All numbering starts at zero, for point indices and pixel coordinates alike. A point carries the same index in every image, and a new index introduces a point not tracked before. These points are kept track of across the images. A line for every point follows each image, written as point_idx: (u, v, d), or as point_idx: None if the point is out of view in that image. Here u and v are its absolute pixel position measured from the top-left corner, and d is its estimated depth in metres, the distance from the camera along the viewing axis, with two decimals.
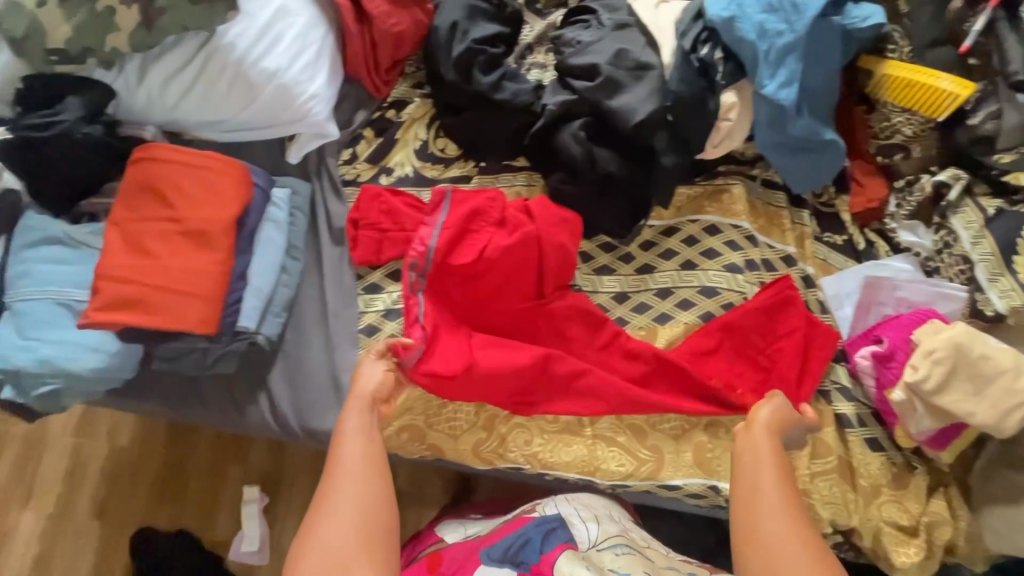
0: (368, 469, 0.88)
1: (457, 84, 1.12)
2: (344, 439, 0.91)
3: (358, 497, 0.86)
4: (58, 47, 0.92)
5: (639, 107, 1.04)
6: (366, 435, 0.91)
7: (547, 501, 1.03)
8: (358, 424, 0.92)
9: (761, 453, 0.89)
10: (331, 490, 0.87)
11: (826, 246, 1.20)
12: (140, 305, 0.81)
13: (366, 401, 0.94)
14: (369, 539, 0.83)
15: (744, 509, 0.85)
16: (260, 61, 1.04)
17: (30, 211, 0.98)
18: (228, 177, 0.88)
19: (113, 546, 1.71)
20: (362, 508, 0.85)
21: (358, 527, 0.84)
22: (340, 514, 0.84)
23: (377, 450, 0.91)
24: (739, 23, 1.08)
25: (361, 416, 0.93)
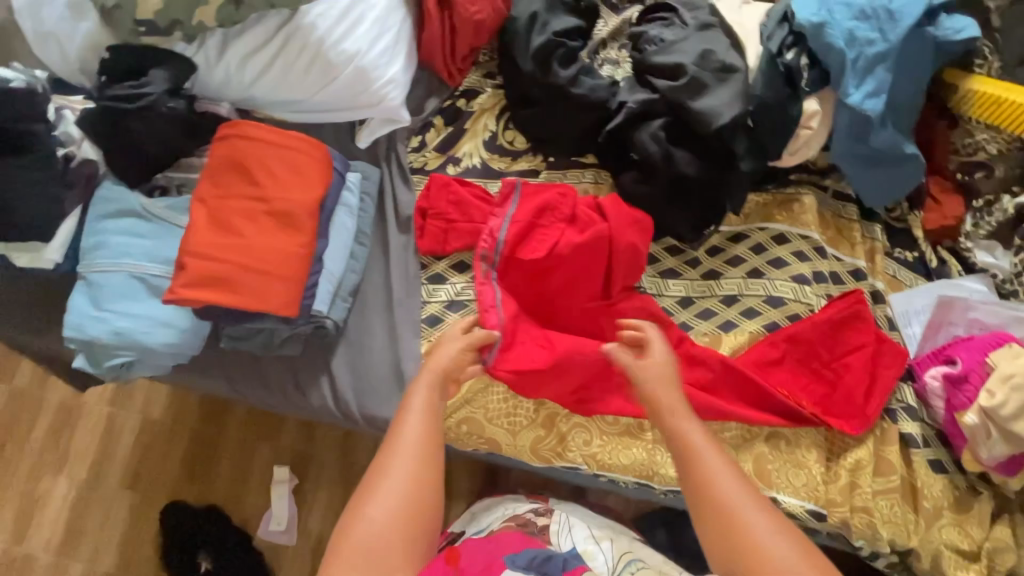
0: (425, 448, 0.86)
1: (534, 75, 1.10)
2: (409, 414, 0.89)
3: (411, 476, 0.83)
4: (147, 18, 0.92)
5: (722, 110, 1.02)
6: (430, 411, 0.90)
7: (562, 532, 0.97)
8: (426, 401, 0.91)
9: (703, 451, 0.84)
10: (387, 466, 0.84)
11: (896, 262, 1.17)
12: (225, 284, 0.80)
13: (439, 377, 0.93)
14: (414, 519, 0.81)
15: (721, 525, 0.77)
16: (340, 42, 1.02)
17: (105, 181, 0.97)
18: (313, 158, 0.87)
19: (143, 517, 1.72)
20: (412, 487, 0.83)
21: (406, 507, 0.81)
22: (390, 491, 0.82)
23: (438, 429, 0.89)
24: (829, 29, 1.05)
25: (429, 391, 0.92)
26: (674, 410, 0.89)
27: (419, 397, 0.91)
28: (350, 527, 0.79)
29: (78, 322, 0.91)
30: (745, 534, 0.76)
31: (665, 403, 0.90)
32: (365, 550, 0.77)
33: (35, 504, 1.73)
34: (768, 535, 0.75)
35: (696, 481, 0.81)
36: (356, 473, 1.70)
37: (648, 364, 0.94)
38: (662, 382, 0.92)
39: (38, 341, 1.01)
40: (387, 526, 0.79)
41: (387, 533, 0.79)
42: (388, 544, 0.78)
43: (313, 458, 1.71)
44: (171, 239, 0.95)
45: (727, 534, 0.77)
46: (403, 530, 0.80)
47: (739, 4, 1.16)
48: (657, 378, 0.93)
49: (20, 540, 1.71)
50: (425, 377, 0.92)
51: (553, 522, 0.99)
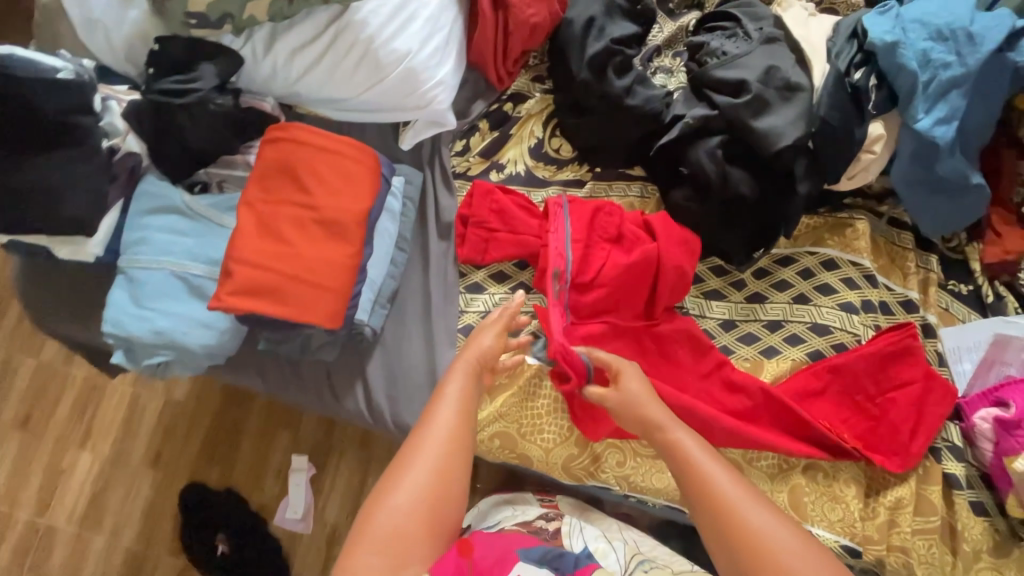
0: (455, 441, 0.84)
1: (588, 83, 1.05)
2: (441, 403, 0.87)
3: (438, 465, 0.82)
4: (198, 11, 0.88)
5: (785, 132, 0.98)
6: (463, 403, 0.88)
7: (573, 533, 0.96)
8: (461, 392, 0.89)
9: (702, 463, 0.82)
10: (415, 455, 0.83)
11: (950, 294, 1.13)
12: (271, 293, 0.78)
13: (475, 369, 0.92)
14: (439, 510, 0.80)
15: (734, 539, 0.75)
16: (391, 41, 0.99)
17: (149, 176, 0.95)
18: (363, 165, 0.84)
19: (164, 496, 1.74)
20: (439, 477, 0.81)
21: (431, 497, 0.80)
22: (418, 479, 0.80)
23: (469, 422, 0.87)
24: (903, 49, 1.00)
25: (465, 382, 0.90)
26: (661, 425, 0.87)
27: (455, 387, 0.88)
28: (373, 512, 0.78)
29: (119, 319, 0.90)
30: (759, 544, 0.74)
31: (654, 415, 0.88)
32: (390, 536, 0.77)
33: (59, 477, 1.76)
34: (784, 545, 0.73)
35: (699, 493, 0.80)
36: (374, 466, 1.70)
37: (625, 389, 0.90)
38: (641, 400, 0.89)
39: (76, 331, 1.01)
40: (412, 514, 0.78)
41: (411, 522, 0.78)
42: (413, 532, 0.78)
43: (331, 450, 1.71)
44: (212, 238, 0.93)
45: (742, 549, 0.74)
46: (427, 519, 0.79)
47: (806, 15, 1.10)
48: (640, 387, 0.91)
49: (44, 511, 1.74)
50: (461, 367, 0.91)
51: (565, 524, 0.98)
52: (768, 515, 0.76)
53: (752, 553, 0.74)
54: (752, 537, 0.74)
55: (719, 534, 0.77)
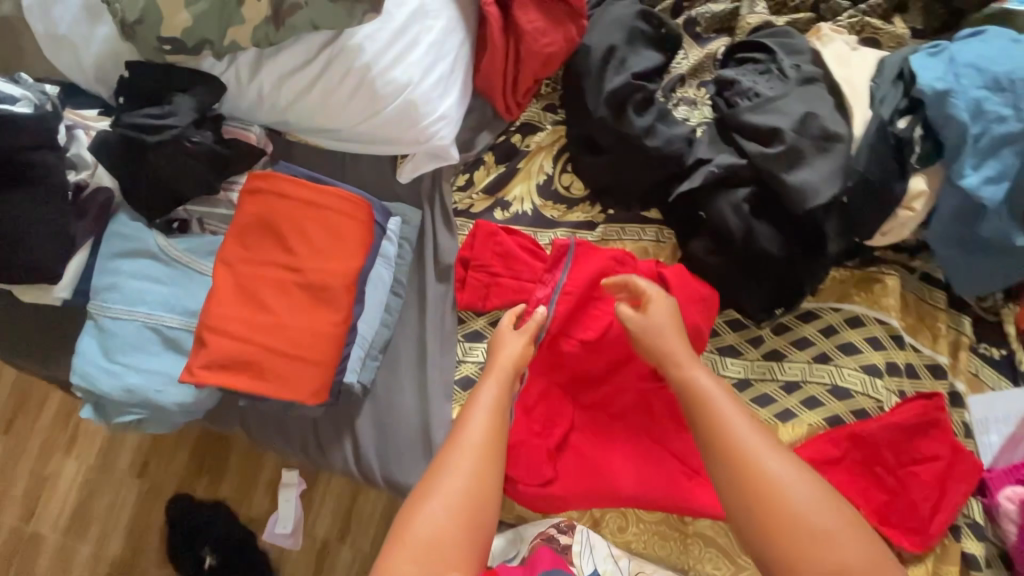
0: (492, 447, 0.75)
1: (606, 121, 0.96)
2: (473, 410, 0.78)
3: (475, 476, 0.73)
4: (174, 36, 0.78)
5: (820, 189, 0.89)
6: (498, 409, 0.79)
7: (584, 554, 0.93)
8: (495, 400, 0.80)
9: (721, 407, 0.73)
10: (448, 460, 0.74)
11: (980, 359, 1.06)
12: (250, 368, 0.71)
13: (509, 374, 0.82)
14: (476, 518, 0.71)
15: (752, 491, 0.66)
16: (389, 70, 0.89)
17: (119, 214, 0.87)
18: (353, 219, 0.76)
19: (149, 507, 1.62)
20: (475, 483, 0.72)
21: (466, 505, 0.71)
22: (454, 485, 0.71)
23: (504, 430, 0.78)
24: (954, 99, 0.90)
25: (501, 389, 0.81)
26: (680, 361, 0.80)
27: (490, 393, 0.80)
28: (408, 523, 0.70)
29: (87, 372, 0.83)
30: (780, 498, 0.65)
31: (677, 353, 0.81)
32: (426, 541, 0.68)
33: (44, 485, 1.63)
34: (805, 502, 0.65)
35: (717, 440, 0.70)
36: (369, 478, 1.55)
37: (651, 319, 0.84)
38: (665, 331, 0.83)
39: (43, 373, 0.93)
40: (449, 526, 0.69)
41: (447, 532, 0.69)
42: (447, 543, 0.69)
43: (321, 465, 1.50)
44: (190, 287, 0.85)
45: (759, 501, 0.66)
46: (464, 527, 0.70)
47: (848, 51, 1.00)
48: (667, 317, 0.84)
49: (28, 518, 1.64)
50: (495, 374, 0.82)
51: (574, 542, 0.94)
52: (788, 465, 0.68)
53: (774, 511, 0.65)
54: (771, 495, 0.65)
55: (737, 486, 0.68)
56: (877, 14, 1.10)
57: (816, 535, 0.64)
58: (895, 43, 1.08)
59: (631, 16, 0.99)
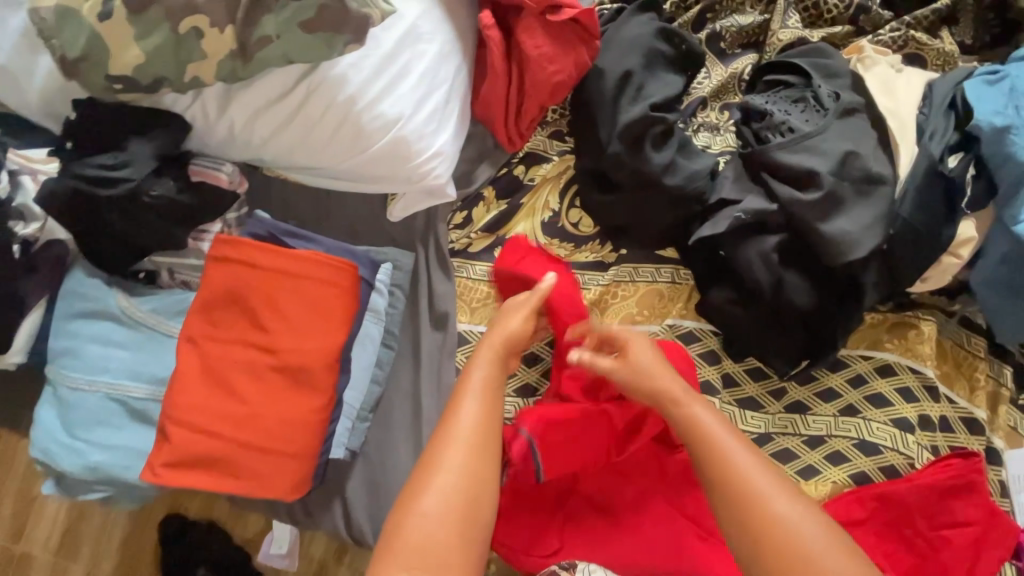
0: (487, 435, 0.67)
1: (620, 156, 0.86)
2: (464, 395, 0.70)
3: (470, 465, 0.64)
4: (124, 74, 0.67)
5: (859, 240, 0.80)
6: (490, 390, 0.71)
7: None
8: (487, 379, 0.72)
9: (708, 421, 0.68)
10: (438, 457, 0.65)
11: (1021, 412, 0.98)
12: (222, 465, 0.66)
13: (501, 352, 0.74)
14: (474, 508, 0.62)
15: (734, 505, 0.62)
16: (376, 104, 0.78)
17: (76, 269, 0.78)
18: (334, 287, 0.67)
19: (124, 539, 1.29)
20: (469, 480, 0.64)
21: (464, 496, 0.63)
22: (450, 483, 0.63)
23: (496, 414, 0.69)
24: (1016, 135, 0.80)
25: (493, 366, 0.73)
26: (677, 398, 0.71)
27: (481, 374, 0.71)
28: (401, 534, 0.60)
29: (46, 446, 0.75)
30: (780, 538, 0.59)
31: (671, 389, 0.72)
32: (421, 552, 0.59)
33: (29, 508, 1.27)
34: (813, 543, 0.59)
35: (715, 475, 0.64)
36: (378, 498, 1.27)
37: (632, 363, 0.75)
38: (654, 370, 0.74)
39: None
40: (447, 527, 0.61)
41: (448, 532, 0.61)
42: (447, 541, 0.60)
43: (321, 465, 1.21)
44: (157, 352, 0.76)
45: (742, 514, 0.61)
46: (460, 531, 0.61)
47: (893, 75, 0.89)
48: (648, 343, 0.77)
49: None
50: (482, 355, 0.73)
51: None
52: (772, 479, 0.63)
53: (756, 529, 0.60)
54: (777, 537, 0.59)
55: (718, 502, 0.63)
56: (923, 26, 0.98)
57: (800, 556, 0.58)
58: (942, 61, 0.96)
59: (649, 35, 0.88)
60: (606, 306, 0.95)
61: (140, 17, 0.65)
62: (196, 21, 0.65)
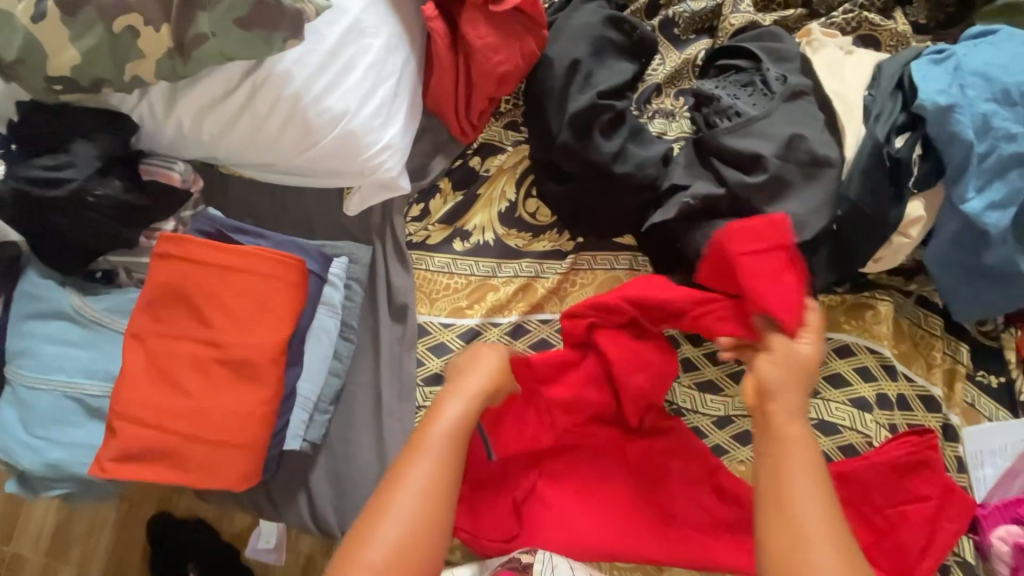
0: (439, 490, 0.66)
1: (570, 145, 0.86)
2: (430, 432, 0.69)
3: (419, 519, 0.64)
4: (64, 76, 0.68)
5: (806, 223, 0.82)
6: (456, 438, 0.69)
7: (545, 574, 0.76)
8: (458, 423, 0.70)
9: (796, 440, 0.63)
10: (388, 504, 0.65)
11: (977, 388, 0.99)
12: (167, 456, 0.69)
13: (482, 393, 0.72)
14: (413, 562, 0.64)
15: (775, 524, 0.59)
16: (323, 99, 0.78)
17: (29, 270, 0.79)
18: (279, 282, 0.70)
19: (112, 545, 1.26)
20: (415, 533, 0.64)
21: (409, 549, 0.63)
22: (391, 533, 0.63)
23: (459, 461, 0.69)
24: (958, 114, 0.80)
25: (465, 409, 0.71)
26: (792, 411, 0.65)
27: (452, 414, 0.70)
28: None
29: (4, 445, 0.76)
30: None
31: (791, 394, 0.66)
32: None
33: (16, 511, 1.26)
34: None
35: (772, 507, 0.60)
36: None
37: (795, 348, 0.70)
38: (794, 386, 0.67)
39: None
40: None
41: None
42: None
43: None
44: (112, 350, 0.78)
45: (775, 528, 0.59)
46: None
47: (841, 57, 0.90)
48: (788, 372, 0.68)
49: None
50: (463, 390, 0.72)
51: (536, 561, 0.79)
52: (824, 524, 0.58)
53: (782, 548, 0.58)
54: None
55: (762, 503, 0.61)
56: (875, 8, 0.99)
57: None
58: (895, 42, 0.96)
59: (597, 23, 0.88)
60: (565, 294, 0.94)
61: (76, 19, 0.66)
62: (131, 20, 0.66)
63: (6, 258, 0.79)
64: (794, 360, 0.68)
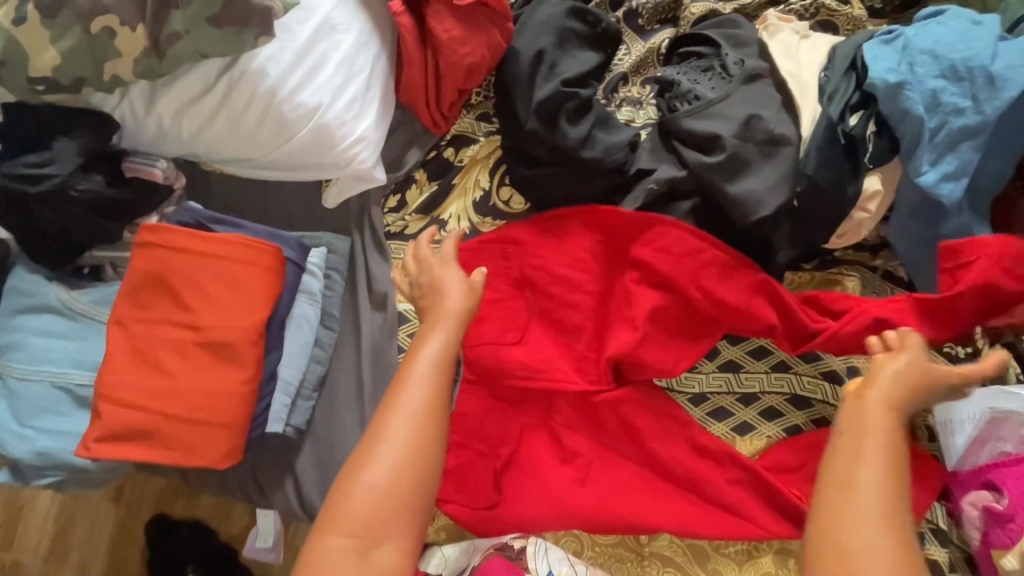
0: (431, 411, 0.71)
1: (537, 133, 0.89)
2: (416, 362, 0.74)
3: (413, 439, 0.70)
4: (45, 76, 0.72)
5: (766, 198, 0.86)
6: (442, 364, 0.74)
7: (538, 555, 0.82)
8: (441, 350, 0.75)
9: (880, 428, 0.66)
10: (387, 425, 0.70)
11: None
12: (151, 436, 0.72)
13: (455, 323, 0.77)
14: (414, 478, 0.69)
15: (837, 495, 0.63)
16: (296, 94, 0.82)
17: (19, 266, 0.82)
18: (256, 267, 0.74)
19: (111, 546, 1.28)
20: (413, 449, 0.70)
21: (408, 468, 0.69)
22: (392, 452, 0.69)
23: (445, 385, 0.73)
24: (908, 90, 0.83)
25: (446, 338, 0.75)
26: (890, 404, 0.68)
27: (434, 342, 0.75)
28: (346, 497, 0.67)
29: None
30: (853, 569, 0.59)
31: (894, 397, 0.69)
32: (362, 515, 0.67)
33: (17, 516, 1.29)
34: None
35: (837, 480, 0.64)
36: None
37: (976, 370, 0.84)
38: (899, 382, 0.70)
39: None
40: (388, 494, 0.68)
41: (385, 500, 0.68)
42: (389, 507, 0.68)
43: None
44: (99, 341, 0.81)
45: (838, 498, 0.63)
46: (399, 497, 0.68)
47: (797, 40, 0.93)
48: (898, 377, 0.70)
49: None
50: (441, 322, 0.76)
51: (529, 543, 0.84)
52: (884, 511, 0.61)
53: (833, 506, 0.62)
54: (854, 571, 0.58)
55: (827, 472, 0.65)
56: None
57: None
58: (852, 26, 1.00)
59: (561, 15, 0.92)
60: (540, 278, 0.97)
61: (55, 20, 0.69)
62: (108, 21, 0.70)
63: None
64: (920, 366, 0.72)
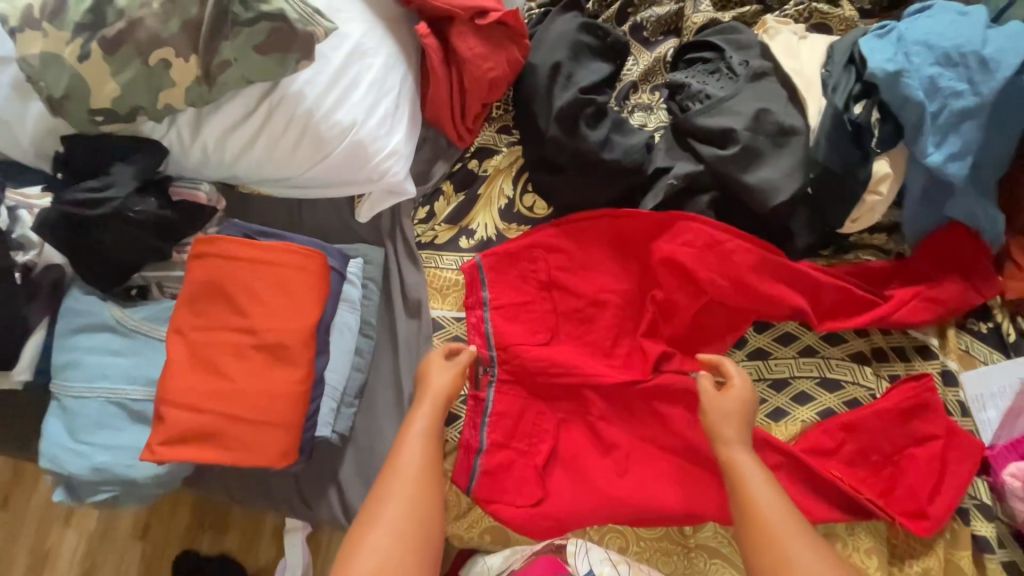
0: (423, 481, 0.82)
1: (559, 139, 0.94)
2: (408, 441, 0.85)
3: (408, 508, 0.80)
4: (104, 106, 0.77)
5: (781, 185, 0.91)
6: (429, 438, 0.85)
7: (579, 554, 0.85)
8: (427, 430, 0.86)
9: (742, 466, 0.82)
10: (386, 498, 0.80)
11: (968, 336, 1.02)
12: (210, 436, 0.76)
13: (441, 404, 0.88)
14: (412, 546, 0.78)
15: (760, 549, 0.77)
16: (333, 113, 0.87)
17: (73, 289, 0.86)
18: (308, 273, 0.79)
19: None
20: (408, 521, 0.79)
21: (404, 538, 0.78)
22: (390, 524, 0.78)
23: (433, 457, 0.85)
24: (907, 79, 0.88)
25: (429, 421, 0.87)
26: (730, 442, 0.84)
27: (421, 422, 0.86)
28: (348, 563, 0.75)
29: (53, 455, 0.81)
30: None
31: (728, 429, 0.84)
32: None
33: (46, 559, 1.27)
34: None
35: (743, 508, 0.80)
36: None
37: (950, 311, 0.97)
38: (730, 419, 0.85)
39: None
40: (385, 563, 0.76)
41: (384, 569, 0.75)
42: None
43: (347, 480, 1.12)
44: (152, 356, 0.84)
45: (765, 550, 0.76)
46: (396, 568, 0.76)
47: (796, 40, 0.99)
48: (724, 415, 0.85)
49: None
50: (426, 404, 0.87)
51: (569, 542, 0.87)
52: (787, 519, 0.78)
53: (759, 534, 0.77)
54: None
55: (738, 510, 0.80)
56: None
57: None
58: (845, 26, 1.06)
59: (573, 30, 0.98)
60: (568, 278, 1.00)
61: (116, 56, 0.75)
62: (165, 53, 0.76)
63: (50, 280, 0.86)
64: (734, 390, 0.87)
